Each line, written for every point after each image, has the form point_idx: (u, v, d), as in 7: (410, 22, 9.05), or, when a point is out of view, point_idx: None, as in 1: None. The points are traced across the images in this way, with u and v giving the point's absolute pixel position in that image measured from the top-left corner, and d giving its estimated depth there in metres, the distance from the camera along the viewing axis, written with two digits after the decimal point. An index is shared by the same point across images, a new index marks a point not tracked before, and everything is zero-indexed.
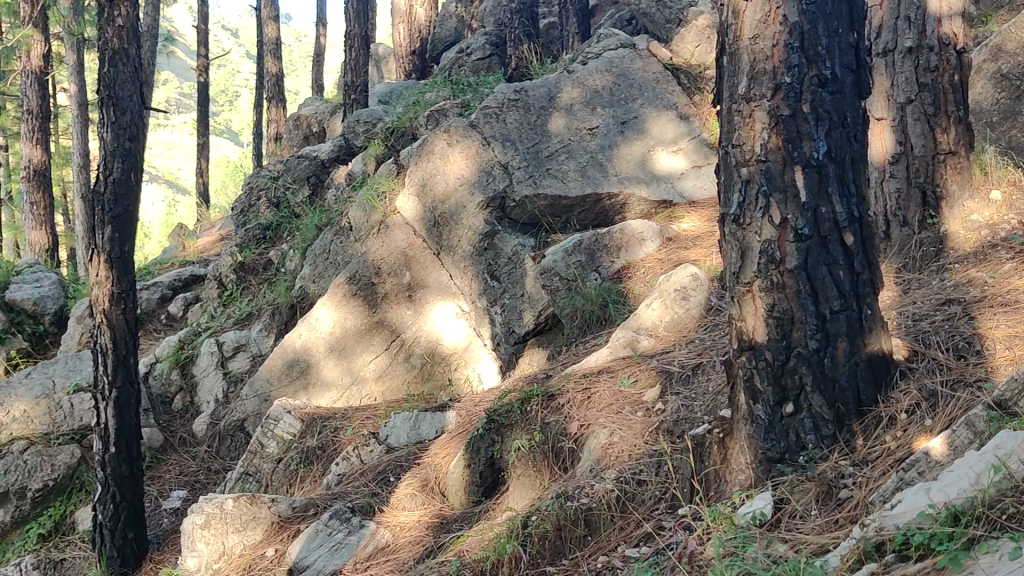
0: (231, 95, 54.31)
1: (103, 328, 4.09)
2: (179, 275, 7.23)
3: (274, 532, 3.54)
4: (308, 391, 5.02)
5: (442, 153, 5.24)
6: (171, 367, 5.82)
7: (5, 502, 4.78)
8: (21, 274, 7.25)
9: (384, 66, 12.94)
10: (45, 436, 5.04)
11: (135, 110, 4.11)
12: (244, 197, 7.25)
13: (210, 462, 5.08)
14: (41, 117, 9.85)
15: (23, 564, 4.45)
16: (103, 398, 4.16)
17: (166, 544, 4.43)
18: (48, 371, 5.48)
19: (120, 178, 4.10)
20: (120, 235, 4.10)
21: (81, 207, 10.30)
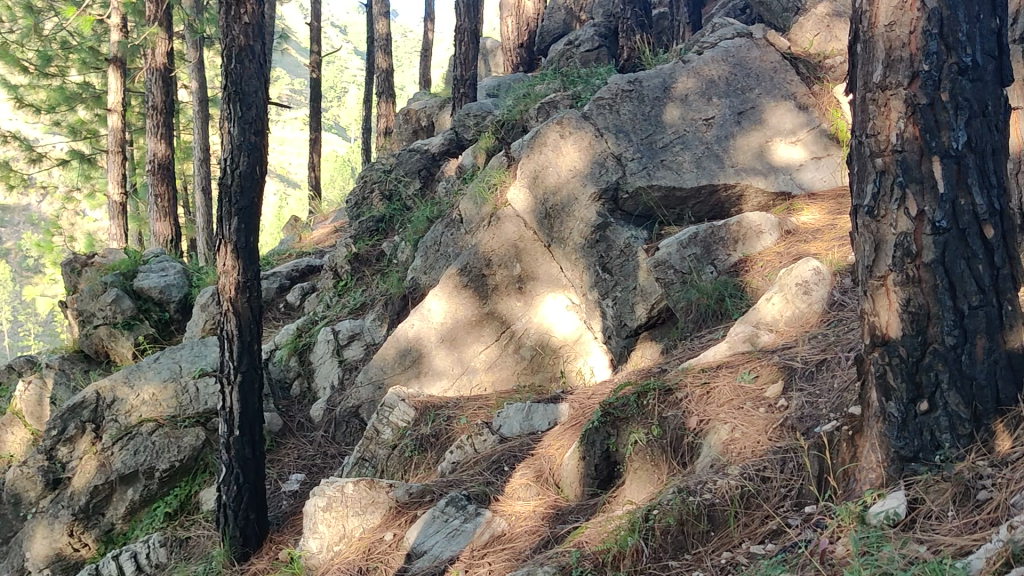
0: (339, 90, 55.58)
1: (229, 316, 4.25)
2: (296, 265, 7.41)
3: (392, 516, 3.60)
4: (420, 379, 5.07)
5: (554, 146, 5.21)
6: (289, 353, 5.98)
7: (135, 481, 5.02)
8: (148, 263, 7.53)
9: (492, 59, 13.04)
10: (172, 419, 5.25)
11: (260, 105, 4.25)
12: (359, 190, 7.41)
13: (327, 447, 5.19)
14: (165, 113, 10.24)
15: (151, 541, 4.67)
16: (229, 382, 4.30)
17: (286, 525, 4.56)
18: (176, 357, 5.66)
19: (247, 170, 4.22)
20: (246, 226, 4.23)
21: (202, 199, 10.67)
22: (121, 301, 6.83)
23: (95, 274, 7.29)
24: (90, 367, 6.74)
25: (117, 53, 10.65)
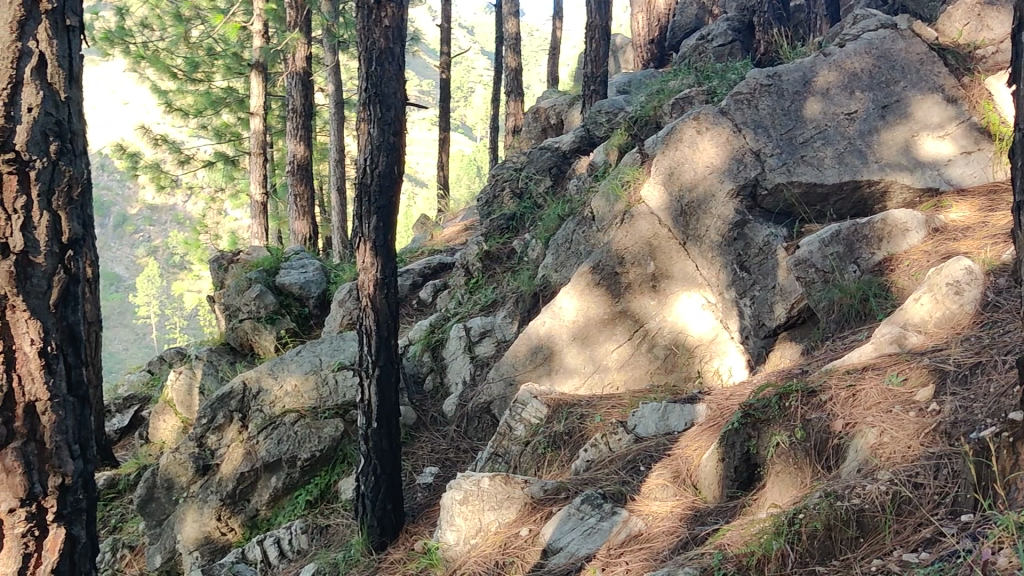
0: (466, 90, 56.33)
1: (368, 312, 4.36)
2: (429, 263, 7.55)
3: (527, 512, 3.62)
4: (552, 376, 5.08)
5: (691, 142, 5.15)
6: (422, 349, 6.10)
7: (278, 469, 5.20)
8: (289, 260, 7.79)
9: (622, 55, 12.99)
10: (313, 410, 5.40)
11: (399, 106, 4.34)
12: (490, 188, 7.49)
13: (460, 441, 5.26)
14: (304, 116, 10.58)
15: (293, 527, 4.84)
16: (368, 376, 4.41)
17: (421, 517, 4.63)
18: (316, 350, 5.82)
19: (385, 170, 4.31)
20: (384, 224, 4.33)
21: (338, 198, 10.98)
22: (264, 296, 7.09)
23: (241, 270, 7.59)
24: (235, 359, 7.03)
25: (260, 58, 11.05)
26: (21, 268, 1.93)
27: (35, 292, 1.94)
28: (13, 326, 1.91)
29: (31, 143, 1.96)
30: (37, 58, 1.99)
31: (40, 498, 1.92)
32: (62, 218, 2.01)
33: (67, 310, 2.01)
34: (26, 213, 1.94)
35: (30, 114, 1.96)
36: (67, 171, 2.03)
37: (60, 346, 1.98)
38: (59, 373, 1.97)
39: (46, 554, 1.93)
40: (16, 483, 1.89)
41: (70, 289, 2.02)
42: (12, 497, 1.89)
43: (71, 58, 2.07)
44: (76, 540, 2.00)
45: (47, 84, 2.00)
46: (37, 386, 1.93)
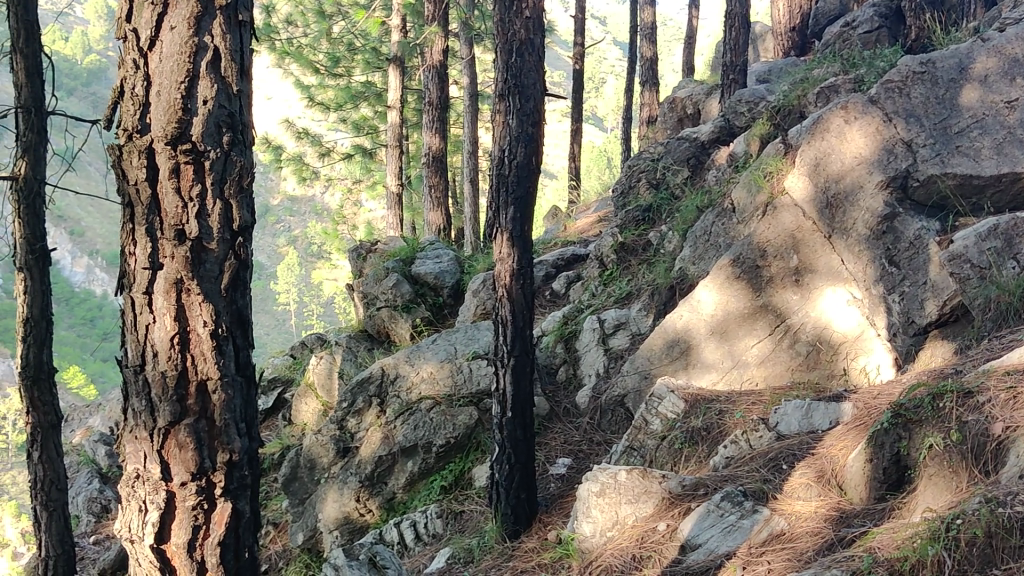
0: (598, 81, 56.11)
1: (504, 302, 4.38)
2: (562, 254, 7.50)
3: (665, 507, 3.56)
4: (689, 371, 5.05)
5: (838, 131, 4.97)
6: (556, 340, 6.11)
7: (415, 454, 5.30)
8: (424, 250, 7.91)
9: (762, 44, 12.66)
10: (448, 398, 5.45)
11: (538, 97, 4.35)
12: (626, 179, 7.43)
13: (593, 433, 5.24)
14: (439, 108, 10.73)
15: (428, 512, 4.93)
16: (503, 366, 4.43)
17: (554, 507, 4.63)
18: (452, 339, 5.85)
19: (523, 161, 4.33)
20: (521, 215, 4.34)
21: (472, 189, 11.08)
22: (400, 286, 7.22)
23: (379, 259, 7.76)
24: (373, 346, 7.20)
25: (398, 52, 11.27)
26: (195, 254, 2.02)
27: (208, 277, 2.04)
28: (188, 310, 2.02)
29: (206, 135, 2.03)
30: (213, 53, 2.06)
31: (210, 473, 2.04)
32: (234, 208, 2.07)
33: (239, 295, 2.10)
34: (200, 203, 2.02)
35: (205, 107, 2.03)
36: (239, 163, 2.08)
37: (231, 329, 2.07)
38: (230, 355, 2.07)
39: (214, 526, 2.05)
40: (188, 458, 2.02)
41: (241, 275, 2.10)
42: (185, 472, 2.02)
43: (243, 52, 2.12)
44: (242, 514, 2.10)
45: (220, 77, 2.07)
46: (209, 366, 2.03)
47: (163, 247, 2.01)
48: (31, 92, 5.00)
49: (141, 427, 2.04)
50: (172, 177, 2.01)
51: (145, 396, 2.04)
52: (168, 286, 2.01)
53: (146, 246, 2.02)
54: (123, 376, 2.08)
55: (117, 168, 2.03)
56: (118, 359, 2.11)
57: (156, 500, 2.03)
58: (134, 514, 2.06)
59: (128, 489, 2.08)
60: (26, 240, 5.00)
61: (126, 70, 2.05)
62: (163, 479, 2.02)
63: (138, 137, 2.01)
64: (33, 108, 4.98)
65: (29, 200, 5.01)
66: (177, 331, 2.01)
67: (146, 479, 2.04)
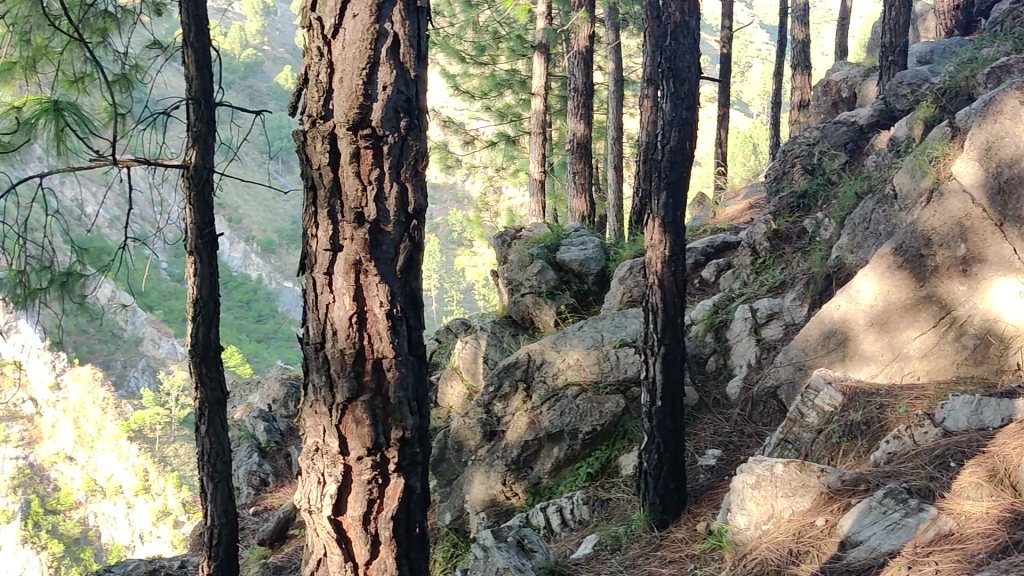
0: (744, 65, 54.77)
1: (654, 289, 4.30)
2: (712, 241, 7.34)
3: (823, 501, 3.46)
4: (846, 363, 4.88)
5: (1012, 114, 4.71)
6: (705, 330, 6.02)
7: (561, 440, 5.29)
8: (569, 238, 7.73)
9: (923, 23, 12.07)
10: (595, 385, 5.38)
11: (693, 80, 4.30)
12: (780, 164, 7.24)
13: (743, 425, 5.16)
14: (585, 94, 10.70)
15: (574, 498, 4.91)
16: (653, 354, 4.35)
17: (703, 498, 4.54)
18: (598, 326, 5.74)
19: (677, 146, 4.28)
20: (675, 200, 4.27)
21: (616, 176, 11.01)
22: (545, 272, 7.19)
23: (525, 246, 7.79)
24: (517, 332, 7.20)
25: (543, 38, 11.32)
26: (373, 237, 2.08)
27: (385, 258, 2.09)
28: (366, 291, 2.08)
29: (385, 120, 2.08)
30: (393, 39, 2.11)
31: (385, 449, 2.10)
32: (409, 191, 2.12)
33: (412, 277, 2.15)
34: (378, 187, 2.08)
35: (384, 92, 2.08)
36: (414, 147, 2.13)
37: (405, 310, 2.12)
38: (403, 335, 2.12)
39: (387, 500, 2.10)
40: (364, 433, 2.08)
41: (414, 257, 2.15)
42: (361, 446, 2.09)
43: (420, 38, 2.17)
44: (413, 490, 2.14)
45: (399, 63, 2.12)
46: (384, 344, 2.09)
47: (343, 229, 2.08)
48: (201, 84, 5.26)
49: (321, 402, 2.13)
50: (352, 162, 2.07)
51: (324, 372, 2.12)
52: (348, 267, 2.08)
53: (327, 229, 2.10)
54: (303, 353, 2.17)
55: (302, 153, 2.11)
56: (299, 337, 2.21)
57: (334, 473, 2.11)
58: (313, 486, 2.15)
59: (308, 461, 2.18)
60: (196, 225, 5.27)
61: (311, 58, 2.14)
62: (341, 452, 2.10)
63: (321, 123, 2.09)
64: (203, 99, 5.24)
65: (199, 187, 5.26)
66: (355, 310, 2.08)
67: (325, 453, 2.12)
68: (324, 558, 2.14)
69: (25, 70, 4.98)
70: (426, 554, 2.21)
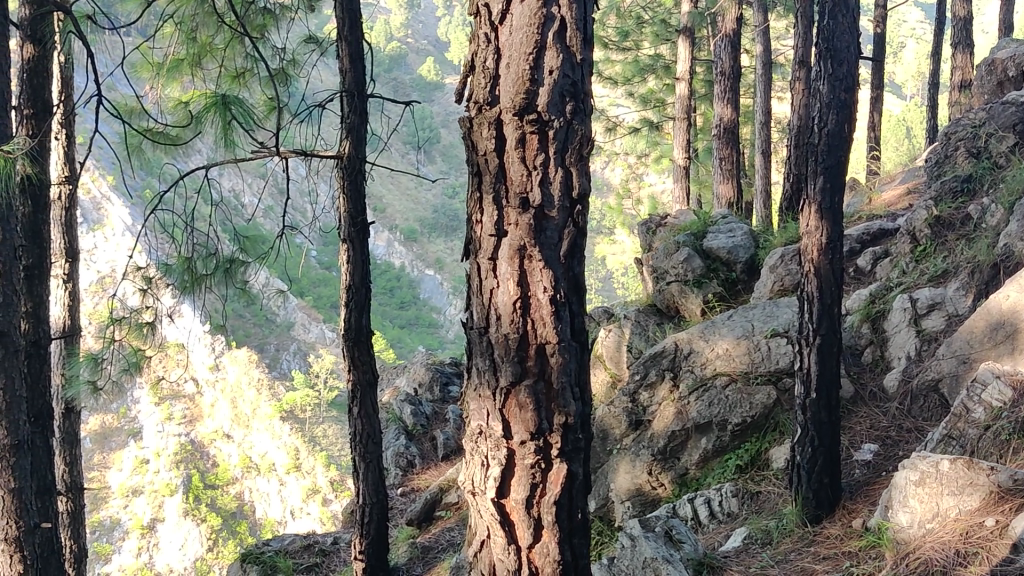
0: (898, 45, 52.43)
1: (810, 277, 4.18)
2: (868, 228, 7.06)
3: (993, 501, 3.28)
4: (1015, 356, 4.47)
5: None
6: (862, 320, 5.86)
7: (710, 431, 5.20)
8: (716, 224, 7.59)
9: None
10: (745, 375, 5.24)
11: (852, 61, 4.14)
12: (942, 148, 6.90)
13: (902, 419, 4.95)
14: (732, 78, 10.42)
15: (723, 490, 4.80)
16: (808, 345, 4.24)
17: (859, 494, 4.38)
18: (749, 315, 5.60)
19: (835, 129, 4.12)
20: (832, 185, 4.12)
21: (763, 161, 10.71)
22: (691, 260, 7.03)
23: (671, 233, 7.67)
24: (662, 321, 7.10)
25: (688, 22, 11.09)
26: (537, 222, 2.09)
27: (549, 244, 2.10)
28: (530, 276, 2.09)
29: (551, 104, 2.08)
30: (560, 23, 2.11)
31: (548, 434, 2.10)
32: (574, 175, 2.11)
33: (576, 263, 2.14)
34: (543, 171, 2.08)
35: (550, 77, 2.08)
36: (579, 131, 2.11)
37: (569, 295, 2.12)
38: (567, 321, 2.11)
39: (550, 485, 2.10)
40: (528, 418, 2.10)
41: (578, 242, 2.14)
42: (524, 431, 2.10)
43: (585, 21, 2.15)
44: (576, 476, 2.14)
45: (565, 47, 2.12)
46: (547, 330, 2.09)
47: (509, 215, 2.11)
48: (355, 76, 5.42)
49: (485, 386, 2.17)
50: (518, 147, 2.09)
51: (489, 357, 2.16)
52: (512, 252, 2.10)
53: (494, 215, 2.13)
54: (468, 337, 2.22)
55: (469, 140, 2.17)
56: (464, 322, 2.25)
57: (497, 456, 2.13)
58: (477, 468, 2.19)
59: (472, 444, 2.22)
60: (349, 214, 5.43)
61: (479, 45, 2.17)
62: (505, 436, 2.12)
63: (488, 109, 2.12)
64: (356, 91, 5.38)
65: (352, 177, 5.41)
66: (519, 295, 2.10)
67: (489, 436, 2.16)
68: (487, 539, 2.18)
69: (191, 66, 5.23)
70: (587, 541, 2.20)
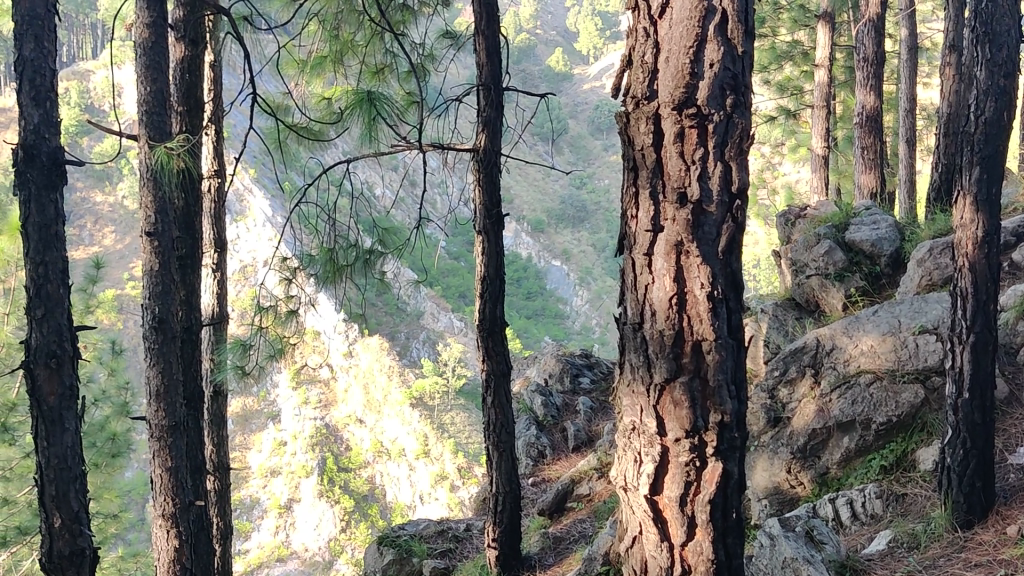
0: None
1: (964, 272, 4.00)
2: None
3: None
4: None
5: None
6: (1018, 317, 5.50)
7: (852, 430, 5.02)
8: (860, 216, 7.31)
9: None
10: (891, 373, 5.03)
11: (1013, 46, 3.93)
12: None
13: None
14: (876, 64, 10.01)
15: (866, 490, 4.63)
16: (961, 343, 4.05)
17: (1014, 500, 4.17)
18: (896, 311, 5.37)
19: (993, 117, 3.91)
20: (989, 175, 3.93)
21: (909, 150, 10.27)
22: (833, 253, 6.84)
23: (811, 225, 7.45)
24: (802, 315, 6.91)
25: (830, 8, 10.72)
26: (695, 217, 2.07)
27: (707, 239, 2.07)
28: (687, 271, 2.08)
29: (711, 98, 2.06)
30: (721, 16, 2.08)
31: (703, 432, 2.06)
32: (734, 170, 2.08)
33: (735, 259, 2.10)
34: (702, 166, 2.06)
35: (711, 70, 2.06)
36: (741, 125, 2.07)
37: (727, 291, 2.08)
38: (724, 318, 2.07)
39: (705, 484, 2.07)
40: (683, 416, 2.08)
41: (738, 238, 2.10)
42: (679, 428, 2.08)
43: (747, 12, 2.10)
44: (732, 475, 2.08)
45: (726, 40, 2.08)
46: (705, 327, 2.06)
47: (666, 210, 2.11)
48: (492, 70, 5.47)
49: (640, 382, 2.17)
50: (677, 142, 2.08)
51: (644, 352, 2.16)
52: (669, 248, 2.10)
53: (650, 210, 2.15)
54: (622, 333, 2.24)
55: (625, 135, 2.19)
56: (619, 319, 2.27)
57: (651, 453, 2.14)
58: (631, 464, 2.20)
59: (625, 440, 2.23)
60: (484, 206, 5.47)
61: (638, 40, 2.19)
62: (659, 433, 2.12)
63: (646, 104, 2.14)
64: (492, 85, 5.43)
65: (488, 170, 5.45)
66: (676, 291, 2.09)
67: (642, 432, 2.16)
68: (640, 536, 2.18)
69: (333, 63, 5.37)
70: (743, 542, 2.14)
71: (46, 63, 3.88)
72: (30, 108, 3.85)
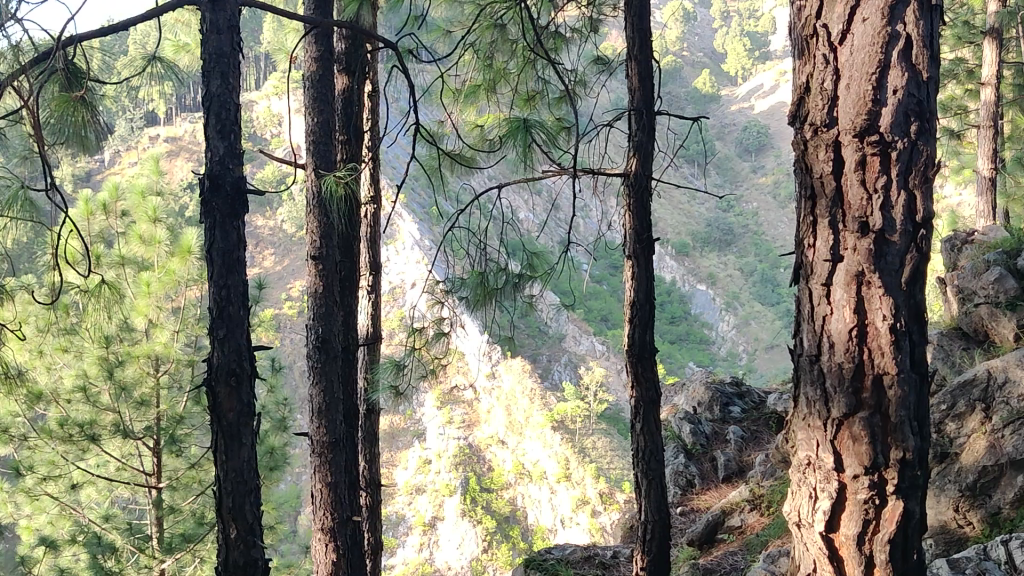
0: None
1: None
2: None
3: None
4: None
5: None
6: None
7: None
8: None
9: None
10: None
11: None
12: None
13: None
14: None
15: None
16: None
17: None
18: None
19: None
20: None
21: None
22: (1004, 280, 6.43)
23: (978, 250, 7.10)
24: (969, 345, 6.59)
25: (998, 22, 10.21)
26: (878, 247, 2.02)
27: (890, 270, 2.01)
28: (868, 303, 2.03)
29: (894, 125, 2.00)
30: (905, 41, 2.01)
31: (883, 469, 1.99)
32: (919, 199, 2.01)
33: (919, 290, 2.03)
34: (884, 195, 2.01)
35: (895, 97, 2.00)
36: (927, 152, 2.01)
37: (910, 324, 2.01)
38: (907, 351, 2.00)
39: (884, 522, 1.99)
40: (862, 451, 2.02)
41: (924, 269, 2.02)
42: (858, 464, 2.02)
43: (933, 37, 2.03)
44: (913, 514, 1.98)
45: (911, 65, 2.01)
46: (886, 360, 2.00)
47: (846, 240, 2.08)
48: (644, 95, 5.47)
49: (816, 416, 2.15)
50: (859, 170, 2.05)
51: (821, 386, 2.13)
52: (850, 278, 2.07)
53: (829, 240, 2.13)
54: (799, 365, 2.23)
55: (804, 164, 2.18)
56: (795, 351, 2.26)
57: (827, 489, 2.09)
58: (805, 499, 2.17)
59: (799, 475, 2.21)
60: (634, 231, 5.45)
61: (817, 67, 2.16)
62: (836, 469, 2.07)
63: (826, 132, 2.12)
64: (644, 109, 5.42)
65: (638, 194, 5.44)
66: (856, 323, 2.04)
67: (819, 467, 2.13)
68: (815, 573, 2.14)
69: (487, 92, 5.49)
70: None
71: (230, 98, 4.02)
72: (215, 140, 3.99)
